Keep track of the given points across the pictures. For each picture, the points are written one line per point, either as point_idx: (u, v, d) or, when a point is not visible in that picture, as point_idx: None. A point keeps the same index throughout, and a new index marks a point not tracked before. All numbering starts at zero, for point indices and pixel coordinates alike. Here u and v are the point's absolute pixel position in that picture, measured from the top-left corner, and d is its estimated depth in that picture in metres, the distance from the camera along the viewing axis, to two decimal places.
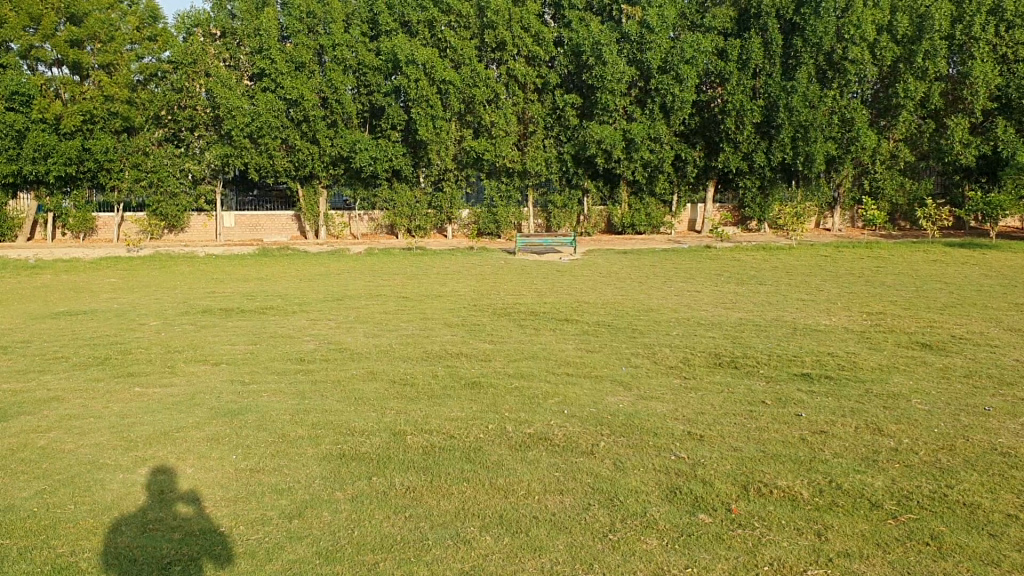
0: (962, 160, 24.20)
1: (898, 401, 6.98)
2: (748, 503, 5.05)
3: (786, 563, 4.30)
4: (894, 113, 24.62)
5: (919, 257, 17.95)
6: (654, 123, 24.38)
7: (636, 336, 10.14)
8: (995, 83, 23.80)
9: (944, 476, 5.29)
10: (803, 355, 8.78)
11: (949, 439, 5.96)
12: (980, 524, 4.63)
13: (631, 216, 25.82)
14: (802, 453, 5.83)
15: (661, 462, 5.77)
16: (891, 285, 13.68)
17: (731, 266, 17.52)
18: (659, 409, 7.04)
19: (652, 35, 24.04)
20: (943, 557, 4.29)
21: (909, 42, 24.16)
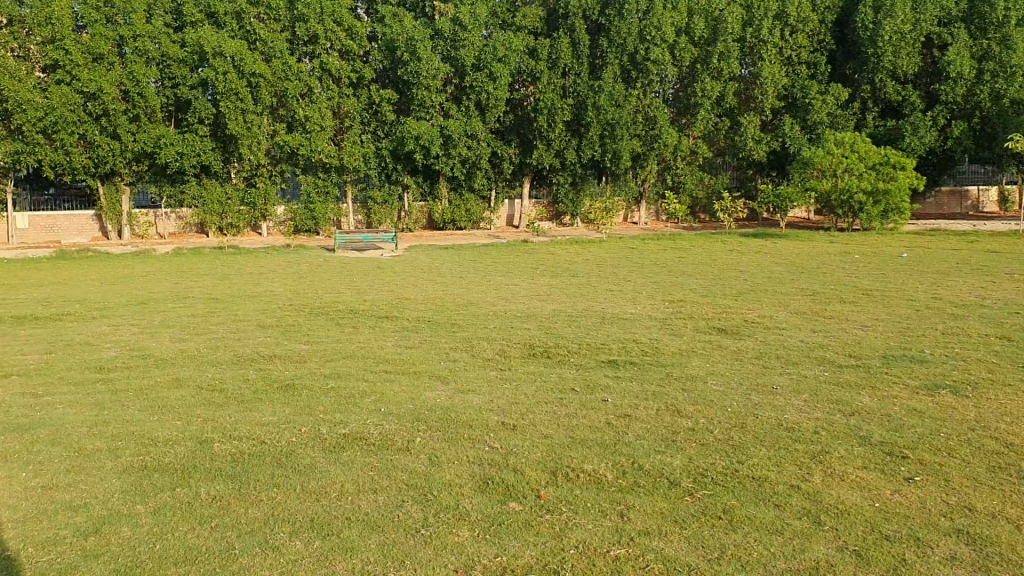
0: (755, 155, 25.89)
1: (696, 383, 7.35)
2: (556, 488, 5.19)
3: (590, 545, 4.43)
4: (693, 112, 25.92)
5: (719, 248, 18.95)
6: (470, 120, 24.47)
7: (455, 331, 10.17)
8: (783, 84, 25.86)
9: (735, 453, 5.61)
10: (611, 343, 9.09)
11: (741, 417, 6.32)
12: (766, 495, 4.90)
13: (451, 212, 25.93)
14: (608, 437, 6.02)
15: (474, 454, 5.83)
16: (693, 275, 14.34)
17: (546, 259, 17.91)
18: (475, 402, 7.12)
19: (465, 32, 24.15)
20: (733, 529, 4.50)
21: (705, 44, 25.69)
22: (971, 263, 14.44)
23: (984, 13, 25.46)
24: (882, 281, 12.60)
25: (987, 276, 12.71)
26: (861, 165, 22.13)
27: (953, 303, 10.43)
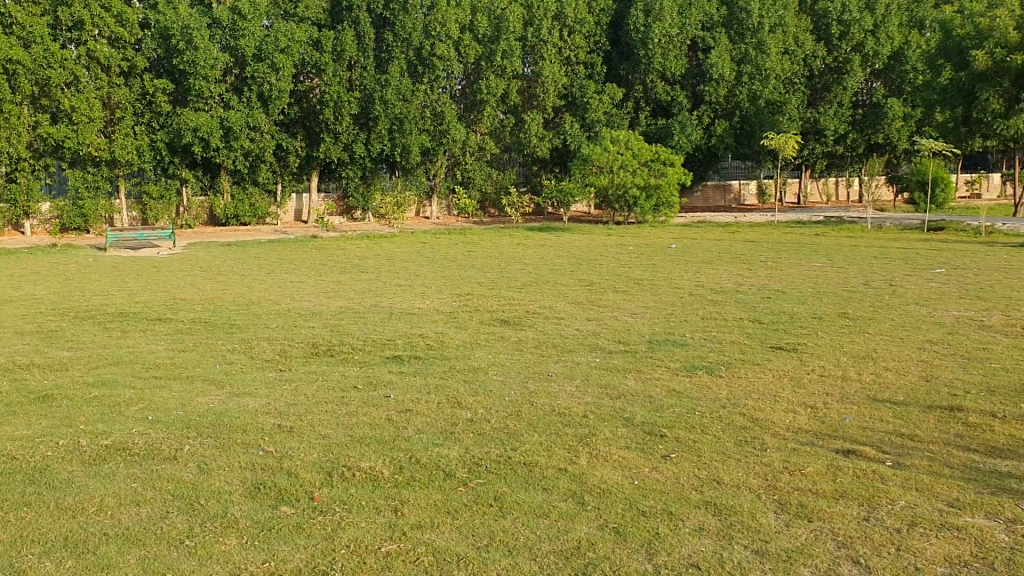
0: (539, 151, 26.68)
1: (477, 374, 7.40)
2: (330, 488, 5.06)
3: (362, 543, 4.34)
4: (479, 108, 26.36)
5: (506, 241, 19.35)
6: (253, 112, 23.42)
7: (234, 332, 9.78)
8: (562, 83, 26.85)
9: (510, 441, 5.66)
10: (395, 338, 9.02)
11: (518, 406, 6.38)
12: (536, 481, 4.97)
13: (234, 207, 24.92)
14: (387, 432, 5.93)
15: (246, 459, 5.62)
16: (480, 268, 14.55)
17: (334, 255, 17.62)
18: (251, 405, 6.86)
19: (245, 22, 23.23)
20: (503, 516, 4.53)
21: (489, 41, 26.10)
22: (733, 253, 15.49)
23: (742, 19, 27.69)
24: (653, 270, 13.28)
25: (745, 264, 13.69)
26: (635, 162, 23.17)
27: (715, 290, 11.13)
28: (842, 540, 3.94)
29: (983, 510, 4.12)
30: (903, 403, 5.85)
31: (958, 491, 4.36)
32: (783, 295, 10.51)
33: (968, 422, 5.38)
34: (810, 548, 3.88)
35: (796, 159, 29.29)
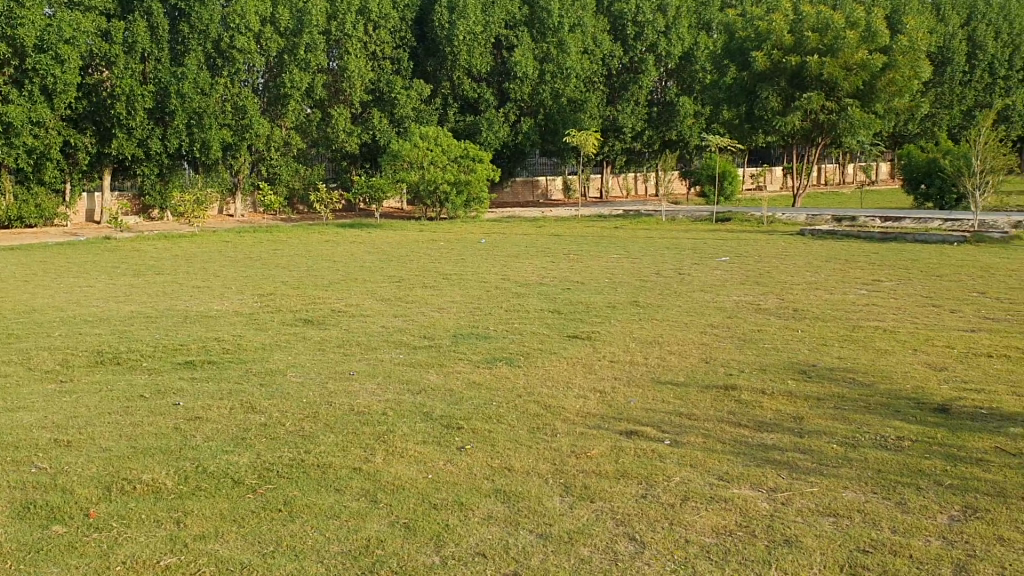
0: (348, 147, 26.41)
1: (274, 376, 7.15)
2: (108, 504, 4.71)
3: (139, 558, 4.03)
4: (283, 102, 25.60)
5: (314, 239, 18.98)
6: (35, 106, 21.54)
7: (10, 342, 9.06)
8: (368, 78, 26.60)
9: (304, 443, 5.43)
10: (190, 342, 8.64)
11: (315, 406, 6.20)
12: (328, 482, 4.79)
13: (17, 208, 22.46)
14: (173, 442, 5.61)
15: (15, 478, 5.17)
16: (284, 267, 14.20)
17: (130, 256, 16.70)
18: (23, 420, 6.35)
19: (22, 8, 21.16)
20: (292, 519, 4.33)
21: (292, 35, 25.50)
22: (537, 246, 15.89)
23: (543, 18, 28.42)
24: (460, 265, 13.38)
25: (548, 257, 14.04)
26: (444, 158, 23.28)
27: (519, 283, 11.35)
28: (620, 518, 4.08)
29: (749, 482, 4.40)
30: (683, 385, 6.16)
31: (728, 465, 4.63)
32: (582, 286, 10.84)
33: (740, 399, 5.74)
34: (590, 529, 4.00)
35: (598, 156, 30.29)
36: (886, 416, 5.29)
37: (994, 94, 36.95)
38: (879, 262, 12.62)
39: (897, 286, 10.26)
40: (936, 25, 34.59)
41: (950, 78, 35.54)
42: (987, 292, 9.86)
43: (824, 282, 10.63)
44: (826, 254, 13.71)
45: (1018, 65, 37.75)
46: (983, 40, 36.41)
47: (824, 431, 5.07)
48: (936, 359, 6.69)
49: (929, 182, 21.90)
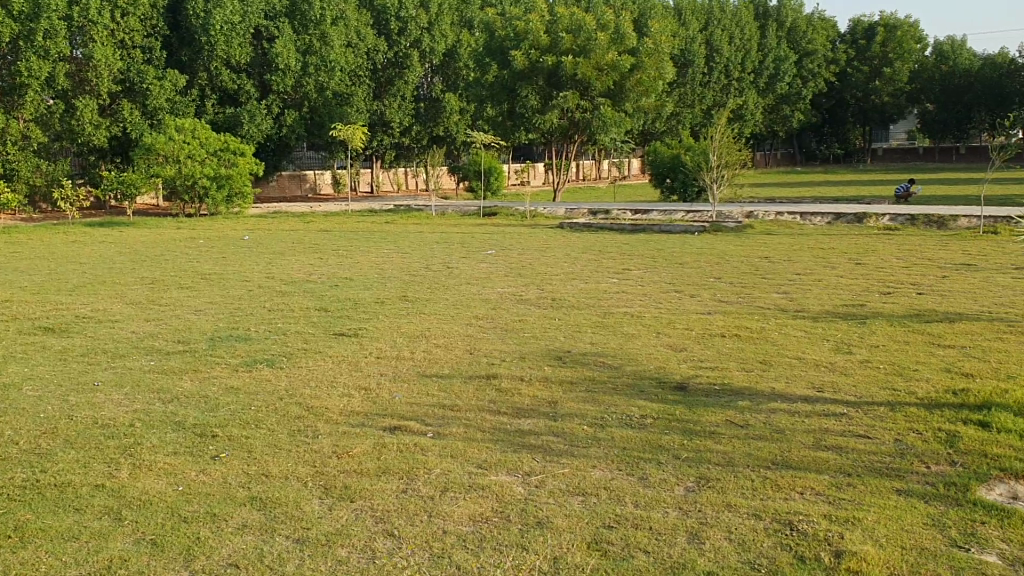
0: (96, 140, 24.74)
1: (7, 392, 6.54)
2: None
3: None
4: (18, 91, 23.41)
5: (58, 240, 17.55)
6: None
7: None
8: (117, 68, 24.92)
9: (39, 462, 5.01)
10: None
11: (53, 422, 5.74)
12: (67, 502, 4.44)
13: None
14: None
15: None
16: (23, 271, 13.05)
17: None
18: None
19: None
20: (23, 545, 3.97)
21: (28, 19, 23.17)
22: (302, 242, 15.57)
23: (304, 10, 27.97)
24: (220, 264, 12.88)
25: (314, 254, 13.77)
26: (203, 151, 22.24)
27: (284, 281, 11.07)
28: (379, 514, 4.06)
29: (505, 468, 4.52)
30: (445, 377, 6.24)
31: (486, 453, 4.73)
32: (350, 282, 10.72)
33: (500, 388, 5.88)
34: (349, 529, 3.93)
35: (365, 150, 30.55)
36: (632, 397, 5.61)
37: (730, 93, 39.95)
38: (630, 252, 13.35)
39: (645, 274, 10.89)
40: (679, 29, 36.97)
41: (692, 78, 38.00)
42: (723, 277, 10.68)
43: (580, 272, 11.12)
44: (583, 245, 14.36)
45: (749, 67, 40.86)
46: (719, 44, 39.18)
47: (577, 414, 5.30)
48: (677, 341, 7.17)
49: (674, 177, 23.30)
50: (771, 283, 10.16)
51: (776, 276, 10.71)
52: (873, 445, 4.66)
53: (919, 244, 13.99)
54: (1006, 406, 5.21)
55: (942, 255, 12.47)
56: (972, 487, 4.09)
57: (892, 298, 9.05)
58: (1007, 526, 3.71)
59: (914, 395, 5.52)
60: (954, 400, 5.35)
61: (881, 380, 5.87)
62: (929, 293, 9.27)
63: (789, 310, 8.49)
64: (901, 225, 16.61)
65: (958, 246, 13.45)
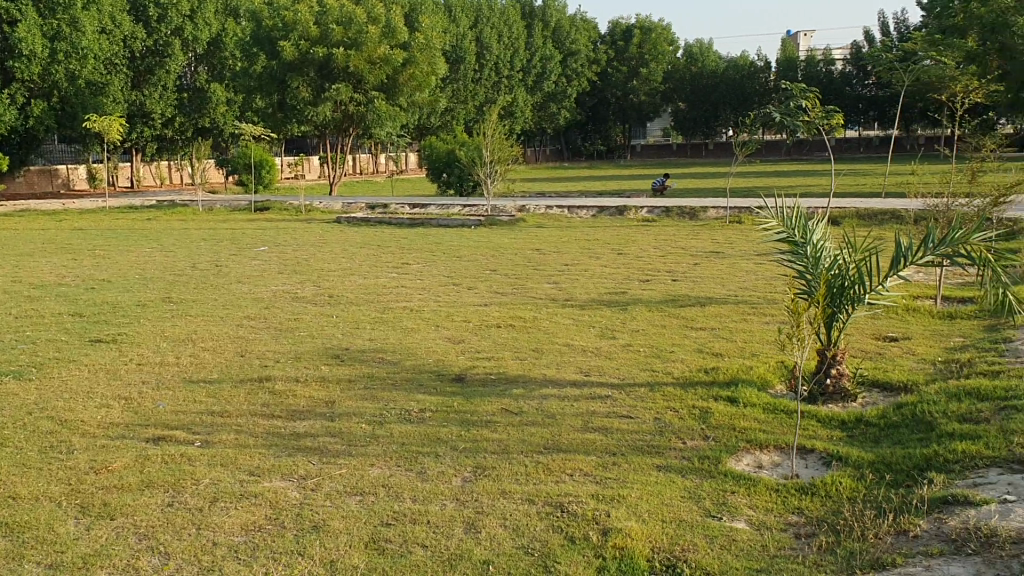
0: None
1: None
2: None
3: None
4: None
5: None
6: None
7: None
8: None
9: None
10: None
11: None
12: None
13: None
14: None
15: None
16: None
17: None
18: None
19: None
20: None
21: None
22: (54, 242, 14.42)
23: None
24: None
25: (67, 255, 12.79)
26: None
27: (33, 284, 10.20)
28: (143, 531, 3.83)
29: (280, 473, 4.40)
30: (216, 382, 5.98)
31: (258, 459, 4.58)
32: (109, 284, 10.05)
33: (274, 390, 5.73)
34: (108, 549, 3.68)
35: (123, 143, 29.14)
36: (410, 391, 5.62)
37: (500, 91, 40.19)
38: (406, 246, 13.35)
39: (422, 268, 10.94)
40: (449, 25, 36.91)
41: (463, 75, 37.81)
42: (496, 269, 10.92)
43: (357, 267, 11.00)
44: (361, 240, 14.23)
45: (517, 66, 41.27)
46: (488, 42, 39.41)
47: (354, 413, 5.25)
48: (454, 333, 7.26)
49: (449, 171, 23.55)
50: (542, 274, 10.49)
51: (547, 267, 11.08)
52: (636, 424, 4.93)
53: (675, 234, 14.90)
54: (751, 382, 5.67)
55: (694, 243, 13.36)
56: (723, 458, 4.42)
57: (651, 285, 9.59)
58: (753, 493, 4.04)
59: (671, 375, 5.88)
60: (706, 378, 5.75)
61: (643, 362, 6.21)
62: (684, 280, 9.91)
63: (559, 299, 8.82)
64: (659, 217, 17.63)
65: (709, 235, 14.45)
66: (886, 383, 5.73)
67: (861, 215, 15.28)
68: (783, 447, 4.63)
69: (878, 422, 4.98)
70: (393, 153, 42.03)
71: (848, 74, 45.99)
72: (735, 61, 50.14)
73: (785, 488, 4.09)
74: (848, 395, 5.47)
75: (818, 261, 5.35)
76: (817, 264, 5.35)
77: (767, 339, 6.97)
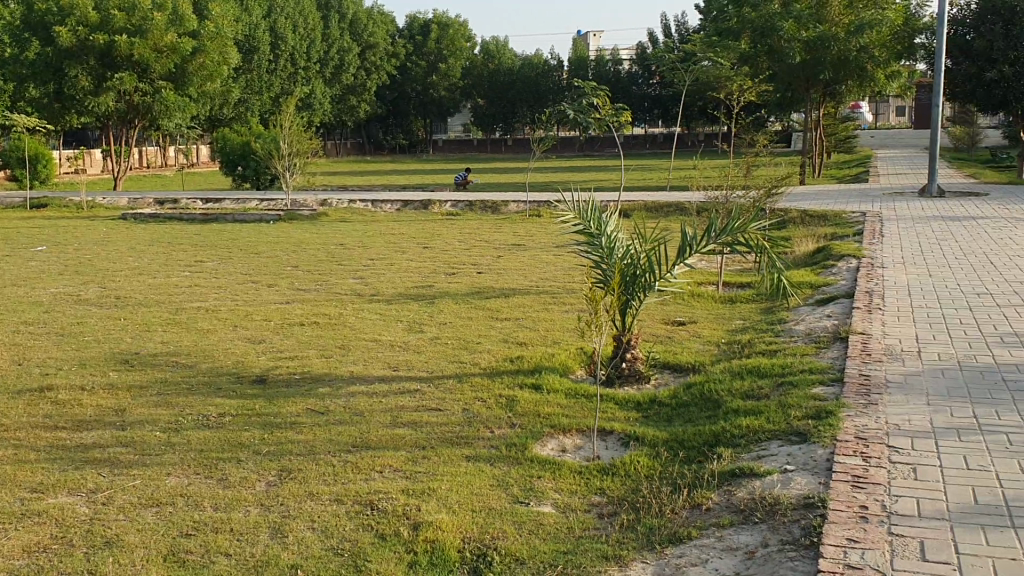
0: None
1: None
2: None
3: None
4: None
5: None
6: None
7: None
8: None
9: None
10: None
11: None
12: None
13: None
14: None
15: None
16: None
17: None
18: None
19: None
20: None
21: None
22: None
23: None
24: None
25: None
26: None
27: None
28: None
29: (67, 489, 4.11)
30: None
31: (41, 475, 4.26)
32: None
33: (58, 400, 5.34)
34: None
35: None
36: (209, 395, 5.40)
37: (297, 83, 39.10)
38: (201, 243, 12.78)
39: (219, 266, 10.51)
40: (242, 14, 35.54)
41: (257, 66, 36.60)
42: (298, 266, 10.66)
43: (147, 266, 10.41)
44: (151, 237, 13.49)
45: (314, 57, 40.25)
46: (284, 32, 38.21)
47: (148, 419, 4.98)
48: (255, 332, 7.04)
49: (245, 165, 22.72)
50: (346, 270, 10.33)
51: (350, 262, 10.93)
52: (443, 417, 4.95)
53: (477, 227, 15.08)
54: (554, 369, 5.84)
55: (496, 237, 13.58)
56: (529, 445, 4.53)
57: (455, 278, 9.66)
58: (558, 477, 4.16)
59: (478, 366, 5.96)
60: (511, 367, 5.86)
61: (450, 354, 6.26)
62: (488, 272, 10.05)
63: (363, 294, 8.73)
64: (461, 211, 17.79)
65: (509, 228, 14.74)
66: (677, 365, 6.06)
67: (650, 208, 16.03)
68: (584, 431, 4.79)
69: (670, 402, 5.26)
70: (184, 146, 39.99)
71: (635, 73, 48.24)
72: (530, 58, 51.36)
73: (588, 471, 4.23)
74: (643, 377, 5.75)
75: (613, 251, 5.57)
76: (611, 254, 5.57)
77: (567, 327, 7.19)
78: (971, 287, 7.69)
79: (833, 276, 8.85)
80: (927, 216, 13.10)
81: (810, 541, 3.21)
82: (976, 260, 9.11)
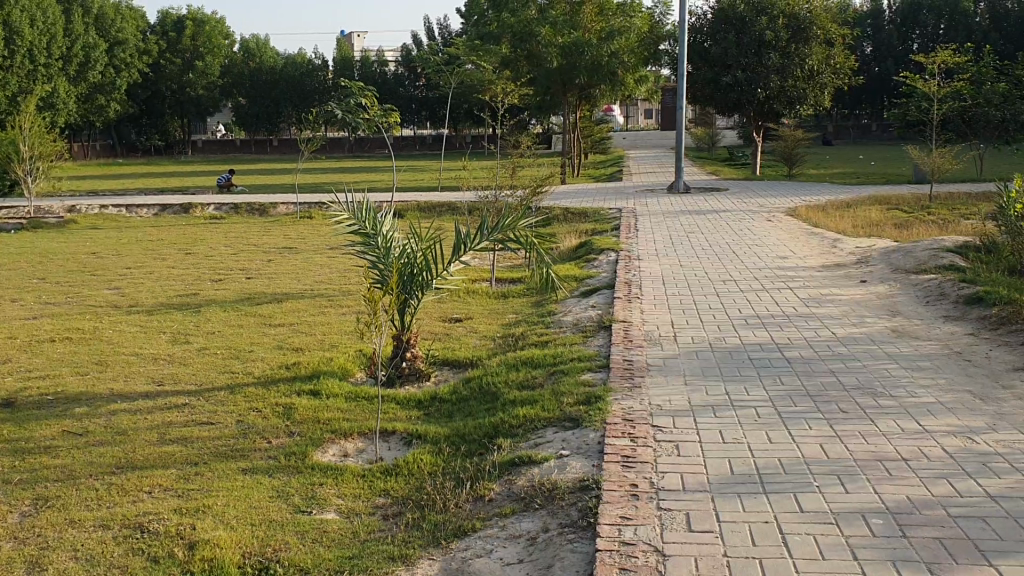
0: None
1: None
2: None
3: None
4: None
5: None
6: None
7: None
8: None
9: None
10: None
11: None
12: None
13: None
14: None
15: None
16: None
17: None
18: None
19: None
20: None
21: None
22: None
23: None
24: None
25: None
26: None
27: None
28: None
29: None
30: None
31: None
32: None
33: None
34: None
35: None
36: None
37: (38, 81, 36.02)
38: None
39: None
40: None
41: None
42: (46, 277, 9.83)
43: None
44: None
45: (55, 53, 37.20)
46: (20, 25, 35.02)
47: None
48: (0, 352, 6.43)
49: None
50: (100, 280, 9.66)
51: (106, 271, 10.24)
52: (217, 430, 4.75)
53: (244, 231, 14.59)
54: (331, 373, 5.75)
55: (265, 240, 13.17)
56: (309, 452, 4.44)
57: (223, 285, 9.28)
58: (340, 483, 4.11)
59: (251, 375, 5.76)
60: (287, 374, 5.72)
61: (220, 365, 6.00)
62: (257, 277, 9.74)
63: (121, 306, 8.19)
64: (227, 214, 17.14)
65: (278, 231, 14.36)
66: (455, 361, 6.14)
67: (422, 208, 16.15)
68: (365, 433, 4.75)
69: (450, 398, 5.33)
70: None
71: (401, 75, 48.32)
72: (292, 57, 50.25)
73: (370, 473, 4.21)
74: (423, 375, 5.79)
75: (389, 251, 5.57)
76: (387, 255, 5.56)
77: (344, 329, 7.10)
78: (716, 275, 8.32)
79: (596, 269, 9.29)
80: (676, 210, 14.04)
81: (587, 522, 3.36)
82: (722, 250, 9.89)
